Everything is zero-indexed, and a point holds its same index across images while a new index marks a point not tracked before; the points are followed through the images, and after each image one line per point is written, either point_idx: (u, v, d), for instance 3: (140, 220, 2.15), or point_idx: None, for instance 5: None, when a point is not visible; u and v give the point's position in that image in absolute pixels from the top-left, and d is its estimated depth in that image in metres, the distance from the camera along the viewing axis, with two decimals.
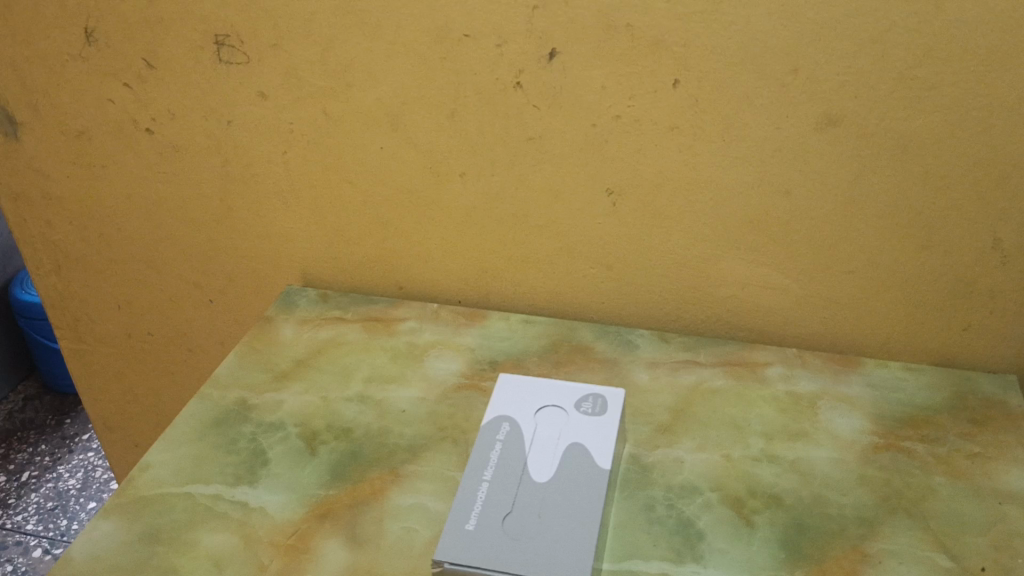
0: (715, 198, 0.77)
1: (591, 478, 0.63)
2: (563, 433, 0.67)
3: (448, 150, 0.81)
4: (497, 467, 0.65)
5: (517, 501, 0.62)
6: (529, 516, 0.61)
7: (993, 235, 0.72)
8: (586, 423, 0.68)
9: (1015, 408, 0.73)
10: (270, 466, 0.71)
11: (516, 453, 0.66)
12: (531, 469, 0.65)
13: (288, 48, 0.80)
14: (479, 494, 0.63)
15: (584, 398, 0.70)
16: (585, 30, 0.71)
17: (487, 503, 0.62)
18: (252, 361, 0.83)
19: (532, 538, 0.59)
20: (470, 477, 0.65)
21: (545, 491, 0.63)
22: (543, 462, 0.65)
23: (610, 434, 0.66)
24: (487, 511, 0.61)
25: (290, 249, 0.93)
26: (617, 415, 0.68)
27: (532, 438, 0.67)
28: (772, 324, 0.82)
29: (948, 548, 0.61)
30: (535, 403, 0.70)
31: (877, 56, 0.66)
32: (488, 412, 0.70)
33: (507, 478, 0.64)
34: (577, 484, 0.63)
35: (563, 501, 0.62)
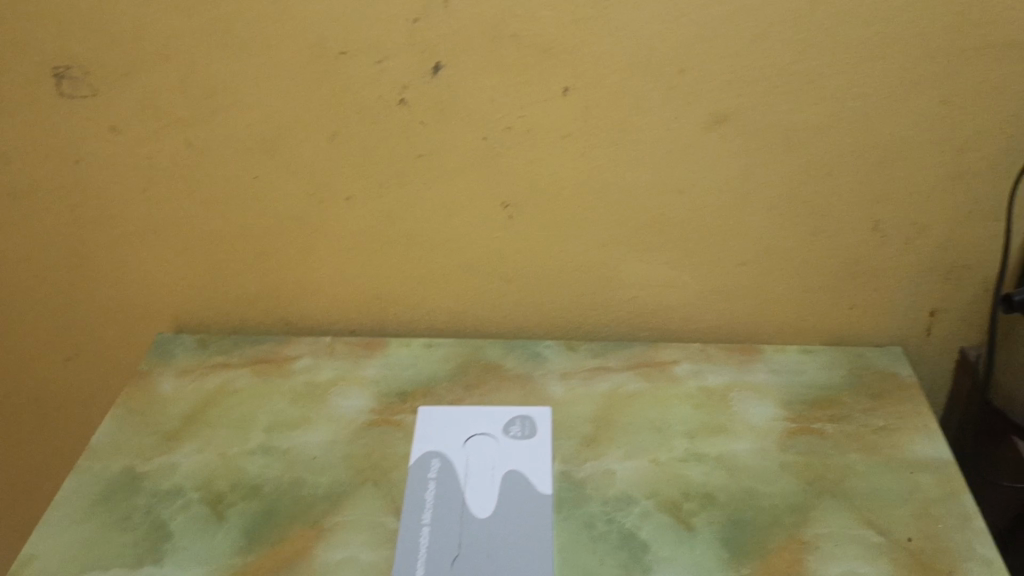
0: (612, 203, 0.76)
1: (534, 504, 0.65)
2: (496, 461, 0.70)
3: (331, 174, 0.77)
4: (435, 504, 0.66)
5: (463, 541, 0.63)
6: (478, 553, 0.62)
7: (872, 219, 0.76)
8: (519, 447, 0.71)
9: (904, 380, 0.78)
10: (175, 539, 0.64)
11: (452, 487, 0.68)
12: (471, 504, 0.66)
13: (141, 77, 0.72)
14: (422, 539, 0.63)
15: (511, 423, 0.73)
16: (470, 42, 0.69)
17: (432, 545, 0.63)
18: (133, 423, 0.76)
19: None
20: (409, 519, 0.65)
21: (490, 525, 0.64)
22: (483, 491, 0.67)
23: (543, 456, 0.70)
24: (434, 556, 0.62)
25: (160, 294, 0.86)
26: (547, 434, 0.72)
27: (465, 470, 0.69)
28: (672, 321, 0.84)
29: (875, 523, 0.64)
30: (464, 433, 0.72)
31: (759, 54, 0.68)
32: (415, 449, 0.71)
33: (446, 515, 0.65)
34: (523, 513, 0.65)
35: (509, 534, 0.63)
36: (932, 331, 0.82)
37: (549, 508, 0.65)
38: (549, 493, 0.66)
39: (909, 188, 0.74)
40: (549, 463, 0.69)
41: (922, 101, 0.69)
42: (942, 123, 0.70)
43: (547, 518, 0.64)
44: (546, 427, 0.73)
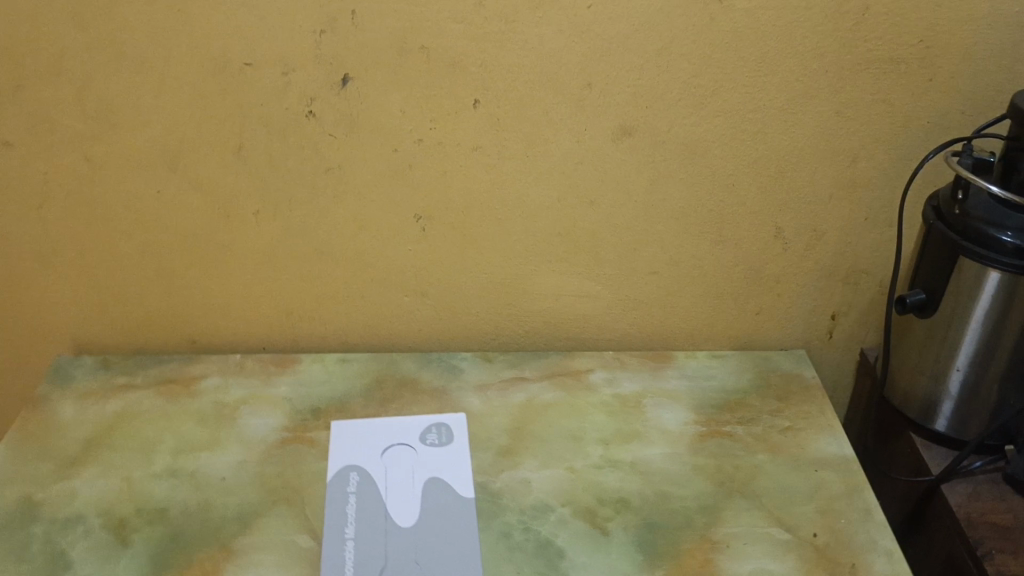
0: (524, 215, 0.77)
1: (452, 511, 0.65)
2: (414, 471, 0.70)
3: (238, 187, 0.75)
4: (356, 517, 0.65)
5: (388, 549, 0.62)
6: (406, 563, 0.61)
7: (775, 226, 0.78)
8: (436, 456, 0.71)
9: (808, 381, 0.80)
10: (74, 569, 0.62)
11: (370, 499, 0.67)
12: (392, 513, 0.65)
13: (35, 88, 0.70)
14: (343, 552, 0.62)
15: (427, 432, 0.73)
16: (378, 54, 0.68)
17: (356, 557, 0.61)
18: (28, 449, 0.72)
19: None
20: (331, 534, 0.63)
21: (411, 532, 0.64)
22: (401, 501, 0.67)
23: (461, 465, 0.70)
24: (360, 565, 0.61)
25: (57, 315, 0.83)
26: (465, 441, 0.72)
27: (385, 481, 0.69)
28: (587, 331, 0.85)
29: (782, 521, 0.66)
30: (380, 445, 0.72)
31: (663, 67, 0.70)
32: (331, 464, 0.70)
33: (367, 526, 0.64)
34: (442, 519, 0.65)
35: (429, 542, 0.63)
36: (834, 334, 0.85)
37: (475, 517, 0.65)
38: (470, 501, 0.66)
39: (808, 197, 0.76)
40: (467, 470, 0.69)
41: (819, 113, 0.72)
42: (837, 134, 0.73)
43: (473, 524, 0.64)
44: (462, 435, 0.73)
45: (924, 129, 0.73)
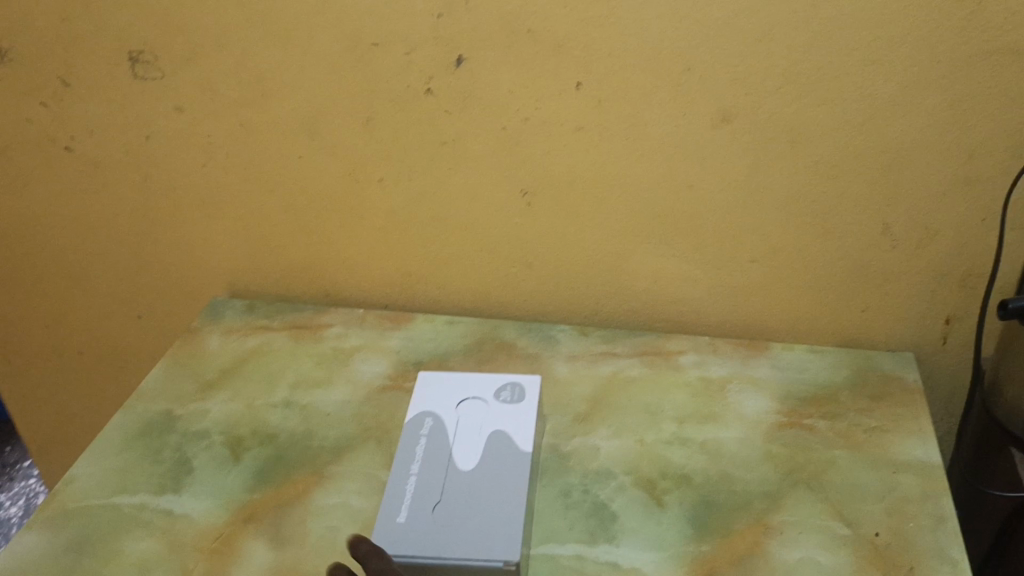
0: (623, 196, 0.80)
1: (514, 463, 0.66)
2: (483, 423, 0.70)
3: (365, 156, 0.83)
4: (423, 460, 0.67)
5: (446, 491, 0.64)
6: (457, 503, 0.63)
7: (883, 222, 0.76)
8: (506, 411, 0.71)
9: (908, 383, 0.78)
10: (195, 473, 0.72)
11: (439, 448, 0.68)
12: (456, 459, 0.67)
13: (201, 62, 0.81)
14: (407, 489, 0.65)
15: (501, 387, 0.73)
16: (488, 36, 0.73)
17: (416, 496, 0.64)
18: (178, 372, 0.84)
19: (460, 525, 0.61)
20: (398, 472, 0.66)
21: (471, 478, 0.65)
22: (467, 454, 0.67)
23: (528, 423, 0.70)
24: (417, 503, 0.63)
25: (216, 261, 0.95)
26: (535, 401, 0.71)
27: (455, 430, 0.70)
28: (685, 314, 0.87)
29: (845, 516, 0.65)
30: (457, 397, 0.73)
31: (763, 55, 0.70)
32: (409, 410, 0.72)
33: (433, 470, 0.66)
34: (502, 466, 0.66)
35: (487, 488, 0.64)
36: (949, 339, 0.81)
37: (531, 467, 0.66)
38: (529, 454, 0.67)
39: (918, 194, 0.74)
40: (532, 425, 0.69)
41: (931, 104, 0.69)
42: (952, 127, 0.70)
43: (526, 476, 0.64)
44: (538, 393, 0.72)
45: None
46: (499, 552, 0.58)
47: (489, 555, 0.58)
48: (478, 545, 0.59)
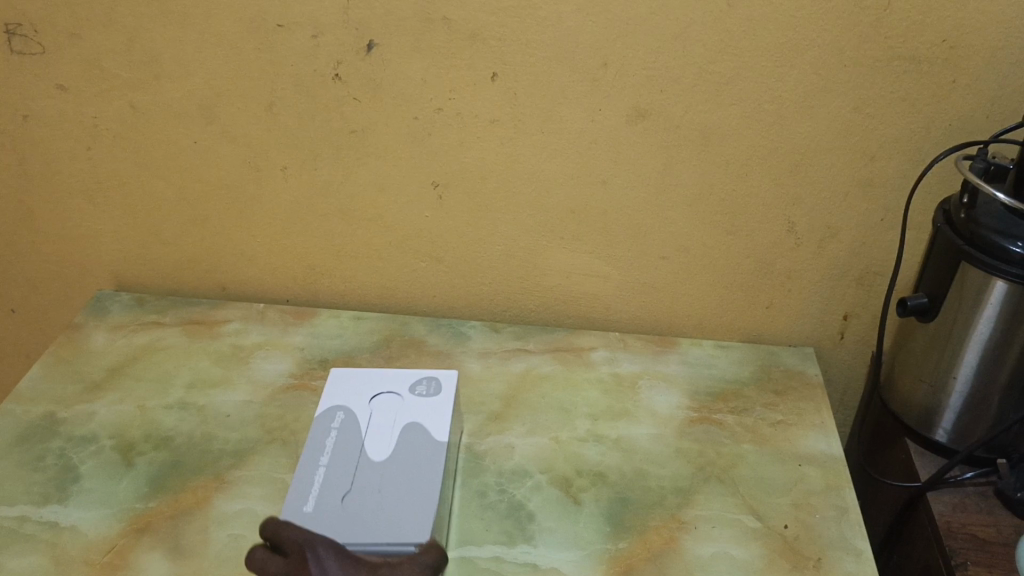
0: (537, 191, 0.79)
1: (428, 453, 0.63)
2: (398, 417, 0.67)
3: (268, 143, 0.79)
4: (333, 453, 0.64)
5: (355, 483, 0.61)
6: (367, 493, 0.60)
7: (789, 221, 0.78)
8: (423, 403, 0.68)
9: (810, 378, 0.81)
10: (81, 481, 0.67)
11: (350, 441, 0.65)
12: (369, 451, 0.64)
13: (87, 38, 0.75)
14: (312, 481, 0.61)
15: (418, 380, 0.70)
16: (402, 23, 0.71)
17: (323, 488, 0.61)
18: (60, 372, 0.78)
19: (371, 514, 0.58)
20: (306, 463, 0.63)
21: (383, 470, 0.62)
22: (380, 447, 0.64)
23: (445, 413, 0.67)
24: (324, 494, 0.60)
25: (102, 252, 0.89)
26: (452, 393, 0.69)
27: (368, 423, 0.67)
28: (595, 311, 0.87)
29: (755, 510, 0.66)
30: (372, 391, 0.70)
31: (680, 53, 0.70)
32: (319, 406, 0.69)
33: (343, 463, 0.63)
34: (417, 456, 0.63)
35: (400, 475, 0.61)
36: (846, 335, 0.84)
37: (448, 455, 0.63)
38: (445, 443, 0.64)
39: (822, 195, 0.76)
40: (449, 417, 0.67)
41: (837, 108, 0.71)
42: (855, 131, 0.72)
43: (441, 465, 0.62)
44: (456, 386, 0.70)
45: (945, 130, 0.71)
46: (409, 533, 0.56)
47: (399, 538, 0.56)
48: (388, 531, 0.57)
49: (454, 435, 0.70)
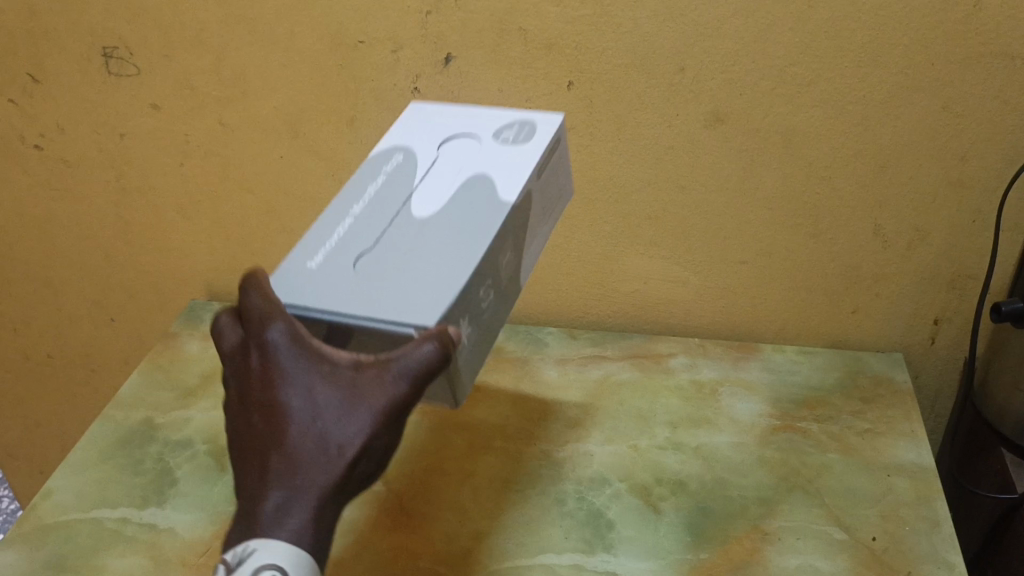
0: (613, 198, 0.79)
1: (483, 209, 0.51)
2: (467, 164, 0.55)
3: (349, 155, 0.81)
4: (370, 199, 0.54)
5: (384, 237, 0.51)
6: (391, 255, 0.50)
7: (875, 223, 0.76)
8: (502, 150, 0.55)
9: (898, 385, 0.78)
10: (178, 485, 0.70)
11: (398, 188, 0.54)
12: (414, 203, 0.53)
13: (179, 58, 0.78)
14: (332, 231, 0.53)
15: (505, 127, 0.57)
16: (478, 35, 0.72)
17: (344, 240, 0.52)
18: (157, 379, 0.82)
19: (383, 279, 0.48)
20: (338, 208, 0.54)
21: (422, 225, 0.51)
22: (429, 199, 0.53)
23: (523, 163, 0.53)
24: (341, 247, 0.51)
25: (194, 263, 0.93)
26: (541, 143, 0.55)
27: (427, 169, 0.55)
28: (674, 316, 0.86)
29: (841, 521, 0.65)
30: (444, 134, 0.58)
31: (758, 55, 0.68)
32: (380, 143, 0.59)
33: (379, 210, 0.53)
34: (469, 213, 0.51)
35: (436, 237, 0.50)
36: (937, 340, 0.82)
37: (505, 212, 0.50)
38: (507, 201, 0.51)
39: (909, 196, 0.73)
40: (528, 169, 0.53)
41: (924, 108, 0.69)
42: (944, 130, 0.69)
43: (489, 224, 0.49)
44: (553, 139, 0.56)
45: None
46: (409, 314, 0.46)
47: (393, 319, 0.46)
48: (386, 308, 0.47)
49: (542, 193, 0.56)
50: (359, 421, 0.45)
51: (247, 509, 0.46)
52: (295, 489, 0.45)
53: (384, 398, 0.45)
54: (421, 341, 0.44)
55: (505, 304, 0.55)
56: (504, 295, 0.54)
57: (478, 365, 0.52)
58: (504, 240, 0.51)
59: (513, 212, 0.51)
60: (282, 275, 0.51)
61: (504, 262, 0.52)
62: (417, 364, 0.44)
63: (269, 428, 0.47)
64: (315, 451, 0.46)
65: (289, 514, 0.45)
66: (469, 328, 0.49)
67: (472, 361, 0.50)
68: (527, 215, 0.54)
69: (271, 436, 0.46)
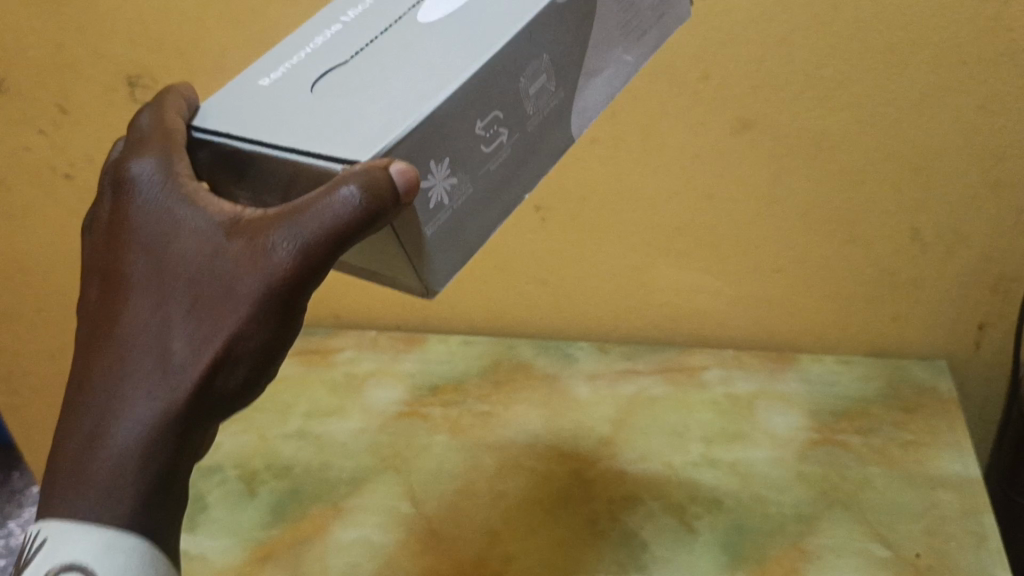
0: (640, 210, 0.77)
1: (486, 29, 0.42)
2: None
3: None
4: (366, 17, 0.46)
5: (365, 57, 0.43)
6: (368, 72, 0.42)
7: (912, 228, 0.73)
8: None
9: (943, 394, 0.76)
10: (209, 511, 0.70)
11: (405, 5, 0.47)
12: (413, 23, 0.45)
13: (201, 84, 0.78)
14: (314, 45, 0.45)
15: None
16: None
17: (318, 59, 0.44)
18: None
19: (341, 98, 0.40)
20: (326, 27, 0.46)
21: (414, 44, 0.43)
22: (431, 18, 0.45)
23: None
24: (309, 65, 0.43)
25: None
26: None
27: None
28: (709, 328, 0.84)
29: (884, 538, 0.62)
30: None
31: (783, 60, 0.66)
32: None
33: (372, 28, 0.45)
34: (483, 25, 0.42)
35: (424, 56, 0.42)
36: (982, 345, 0.79)
37: (515, 31, 0.41)
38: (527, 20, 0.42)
39: (947, 198, 0.71)
40: None
41: (959, 107, 0.66)
42: (981, 129, 0.67)
43: (489, 43, 0.41)
44: None
45: None
46: (342, 142, 0.37)
47: (319, 151, 0.37)
48: (320, 134, 0.38)
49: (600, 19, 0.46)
50: (221, 309, 0.39)
51: (80, 386, 0.41)
52: (132, 382, 0.40)
53: (257, 279, 0.38)
54: (338, 185, 0.35)
55: (538, 163, 0.45)
56: (535, 147, 0.44)
57: (471, 239, 0.42)
58: (524, 64, 0.42)
59: (546, 17, 0.42)
60: (229, 93, 0.43)
61: (531, 92, 0.43)
62: (310, 229, 0.37)
63: (111, 301, 0.41)
64: (160, 344, 0.40)
65: (120, 413, 0.40)
66: (449, 174, 0.40)
67: (459, 227, 0.41)
68: (582, 24, 0.45)
69: (123, 306, 0.41)
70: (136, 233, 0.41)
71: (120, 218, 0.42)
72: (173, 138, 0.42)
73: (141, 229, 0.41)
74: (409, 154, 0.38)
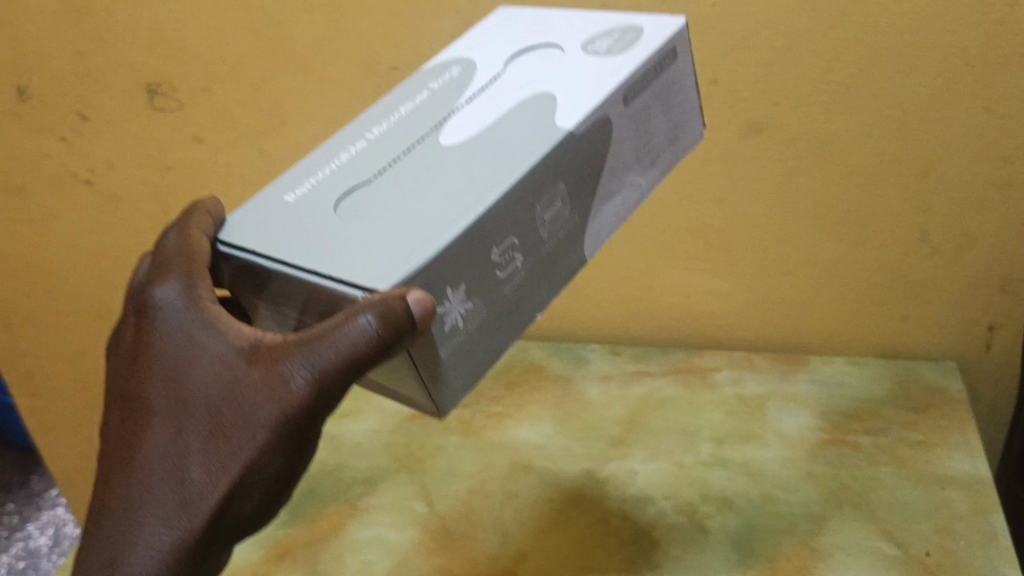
0: (650, 213, 0.78)
1: (515, 147, 0.43)
2: (527, 84, 0.47)
3: None
4: (399, 121, 0.47)
5: (394, 168, 0.44)
6: (396, 186, 0.43)
7: (921, 229, 0.74)
8: (583, 65, 0.47)
9: (953, 395, 0.76)
10: None
11: (437, 109, 0.47)
12: (444, 130, 0.46)
13: (218, 91, 0.80)
14: (342, 155, 0.46)
15: (599, 36, 0.49)
16: None
17: (346, 168, 0.45)
18: None
19: (367, 220, 0.41)
20: (357, 131, 0.47)
21: (443, 156, 0.44)
22: (462, 126, 0.45)
23: (595, 87, 0.45)
24: (338, 176, 0.44)
25: None
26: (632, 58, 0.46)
27: (483, 87, 0.48)
28: (719, 329, 0.85)
29: (894, 537, 0.63)
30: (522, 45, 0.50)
31: (791, 64, 0.67)
32: (448, 52, 0.52)
33: (404, 134, 0.46)
34: (512, 141, 0.43)
35: (453, 172, 0.43)
36: (992, 346, 0.79)
37: (541, 150, 0.42)
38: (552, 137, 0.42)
39: (955, 200, 0.71)
40: (602, 92, 0.44)
41: (966, 110, 0.67)
42: (989, 131, 0.67)
43: (515, 164, 0.41)
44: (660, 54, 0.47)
45: None
46: (364, 271, 0.38)
47: (341, 278, 0.38)
48: (343, 260, 0.39)
49: (629, 128, 0.47)
50: (234, 440, 0.42)
51: (116, 496, 0.45)
52: (150, 505, 0.44)
53: (275, 411, 0.41)
54: (355, 312, 0.37)
55: (552, 283, 0.46)
56: (549, 266, 0.45)
57: (483, 361, 0.43)
58: (546, 185, 0.43)
59: (569, 144, 0.43)
60: (256, 207, 0.44)
61: (547, 218, 0.43)
62: (320, 363, 0.39)
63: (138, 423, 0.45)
64: (177, 468, 0.44)
65: (140, 531, 0.44)
66: (466, 302, 0.41)
67: (472, 353, 0.42)
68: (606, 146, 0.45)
69: (145, 429, 0.44)
70: (167, 357, 0.44)
71: (151, 342, 0.45)
72: (199, 263, 0.45)
73: (171, 354, 0.44)
74: (427, 283, 0.38)
